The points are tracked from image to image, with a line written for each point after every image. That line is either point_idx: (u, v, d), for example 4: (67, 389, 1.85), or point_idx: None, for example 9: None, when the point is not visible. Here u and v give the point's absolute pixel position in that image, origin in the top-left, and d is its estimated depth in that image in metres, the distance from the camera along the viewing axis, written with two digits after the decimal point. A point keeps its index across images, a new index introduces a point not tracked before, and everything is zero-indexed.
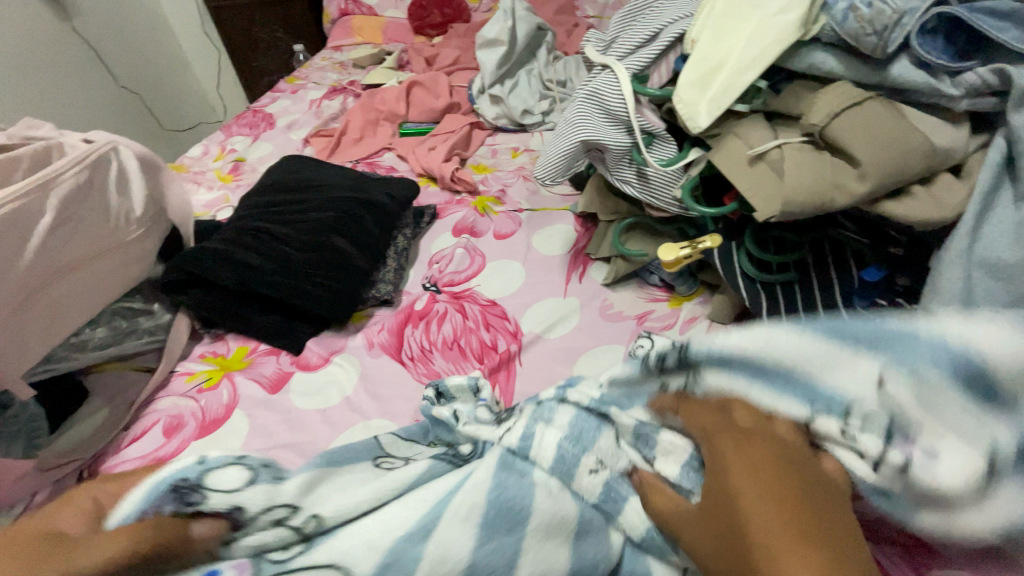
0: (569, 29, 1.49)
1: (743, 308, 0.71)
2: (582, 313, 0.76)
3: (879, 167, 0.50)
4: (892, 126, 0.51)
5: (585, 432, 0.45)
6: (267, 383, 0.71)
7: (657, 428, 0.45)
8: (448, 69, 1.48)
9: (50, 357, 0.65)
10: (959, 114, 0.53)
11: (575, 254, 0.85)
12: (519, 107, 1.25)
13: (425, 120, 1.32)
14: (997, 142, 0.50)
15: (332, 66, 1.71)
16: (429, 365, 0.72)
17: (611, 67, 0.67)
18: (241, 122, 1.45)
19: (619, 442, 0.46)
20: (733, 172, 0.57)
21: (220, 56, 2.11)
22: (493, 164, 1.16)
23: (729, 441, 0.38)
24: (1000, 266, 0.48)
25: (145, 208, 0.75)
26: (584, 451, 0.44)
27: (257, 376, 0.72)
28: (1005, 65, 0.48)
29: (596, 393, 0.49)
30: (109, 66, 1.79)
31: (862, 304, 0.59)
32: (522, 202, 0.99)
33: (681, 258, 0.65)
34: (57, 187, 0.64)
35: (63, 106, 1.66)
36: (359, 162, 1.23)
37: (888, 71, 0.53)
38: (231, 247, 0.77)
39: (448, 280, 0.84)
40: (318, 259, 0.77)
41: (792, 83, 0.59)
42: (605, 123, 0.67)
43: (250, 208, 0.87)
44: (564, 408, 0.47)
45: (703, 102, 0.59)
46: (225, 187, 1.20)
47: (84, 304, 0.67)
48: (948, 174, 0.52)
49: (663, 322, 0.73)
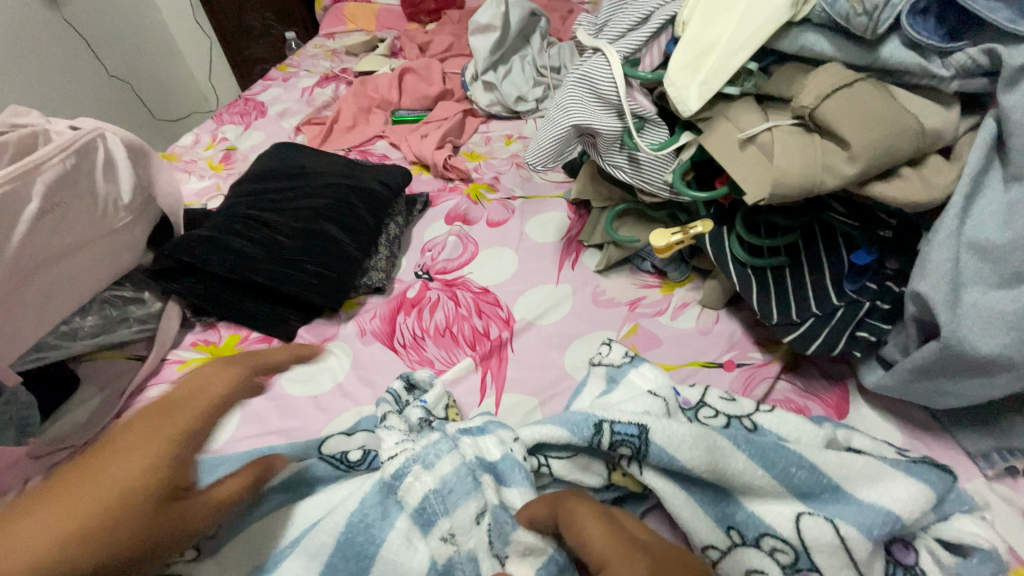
0: (564, 15, 1.48)
1: (734, 294, 0.71)
2: (574, 299, 0.76)
3: (869, 149, 0.49)
4: (883, 108, 0.51)
5: (453, 492, 0.48)
6: None
7: (517, 526, 0.45)
8: (441, 56, 1.47)
9: (41, 346, 0.66)
10: (950, 96, 0.52)
11: (568, 241, 0.85)
12: (512, 94, 1.24)
13: (418, 108, 1.31)
14: (987, 123, 0.50)
15: (325, 53, 1.69)
16: (421, 352, 0.72)
17: (602, 50, 0.67)
18: (233, 111, 1.43)
19: (481, 520, 0.47)
20: (725, 157, 0.57)
21: (212, 44, 2.09)
22: (487, 152, 1.15)
23: (616, 554, 0.37)
24: (987, 248, 0.48)
25: (132, 195, 0.74)
26: (445, 513, 0.47)
27: None
28: (996, 45, 0.48)
29: (495, 452, 0.50)
30: (98, 55, 1.77)
31: (851, 287, 0.59)
32: (515, 190, 0.98)
33: (672, 243, 0.65)
34: (44, 174, 0.64)
35: (52, 96, 1.63)
36: (352, 150, 1.22)
37: (879, 52, 0.53)
38: (222, 234, 0.76)
39: (440, 267, 0.84)
40: (309, 247, 0.77)
41: (784, 65, 0.59)
42: (596, 107, 0.67)
43: (241, 196, 0.86)
44: (449, 458, 0.49)
45: (694, 85, 0.59)
46: (217, 176, 1.19)
47: (73, 291, 0.67)
48: (938, 156, 0.52)
49: (654, 309, 0.73)
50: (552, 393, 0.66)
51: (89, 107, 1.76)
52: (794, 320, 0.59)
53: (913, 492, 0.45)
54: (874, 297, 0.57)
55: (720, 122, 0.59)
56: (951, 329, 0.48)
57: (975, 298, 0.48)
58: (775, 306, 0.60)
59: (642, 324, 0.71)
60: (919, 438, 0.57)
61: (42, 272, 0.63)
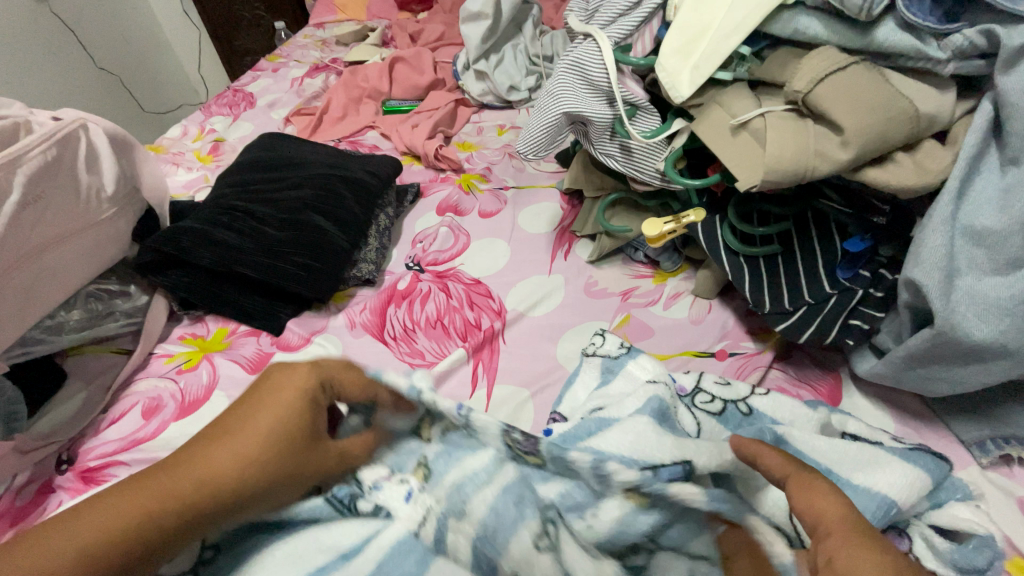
0: (556, 2, 1.46)
1: (727, 283, 0.70)
2: (566, 290, 0.76)
3: (862, 134, 0.49)
4: (876, 92, 0.50)
5: (517, 511, 0.38)
6: (248, 365, 0.70)
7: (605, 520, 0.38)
8: (432, 45, 1.45)
9: (26, 340, 0.65)
10: (945, 79, 0.52)
11: (560, 232, 0.84)
12: (504, 82, 1.22)
13: (409, 97, 1.30)
14: (983, 106, 0.49)
15: (315, 43, 1.66)
16: (413, 345, 0.71)
17: (593, 36, 0.65)
18: (221, 102, 1.41)
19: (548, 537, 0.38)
20: (716, 144, 0.56)
21: (201, 35, 2.05)
22: (479, 142, 1.14)
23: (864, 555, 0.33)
24: (983, 233, 0.47)
25: (116, 186, 0.72)
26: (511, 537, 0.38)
27: (237, 358, 0.71)
28: (992, 26, 0.47)
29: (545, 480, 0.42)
30: (84, 46, 1.73)
31: (845, 276, 0.58)
32: (508, 180, 0.97)
33: (665, 233, 0.64)
34: (24, 165, 0.62)
35: (38, 88, 1.60)
36: (342, 141, 1.21)
37: (873, 34, 0.52)
38: (208, 226, 0.75)
39: (432, 259, 0.83)
40: (297, 239, 0.75)
41: (777, 50, 0.58)
42: (588, 95, 0.65)
43: (228, 188, 0.85)
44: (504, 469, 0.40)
45: (686, 70, 0.58)
46: (205, 168, 1.17)
47: (57, 285, 0.66)
48: (933, 141, 0.52)
49: (647, 299, 0.72)
50: (544, 385, 0.65)
51: (75, 99, 1.72)
52: (788, 309, 0.58)
53: (909, 478, 0.44)
54: (868, 285, 0.57)
55: (712, 108, 0.58)
56: (946, 316, 0.47)
57: (969, 284, 0.47)
58: (768, 295, 0.60)
59: (634, 314, 0.71)
60: (912, 425, 0.57)
61: (24, 267, 0.62)
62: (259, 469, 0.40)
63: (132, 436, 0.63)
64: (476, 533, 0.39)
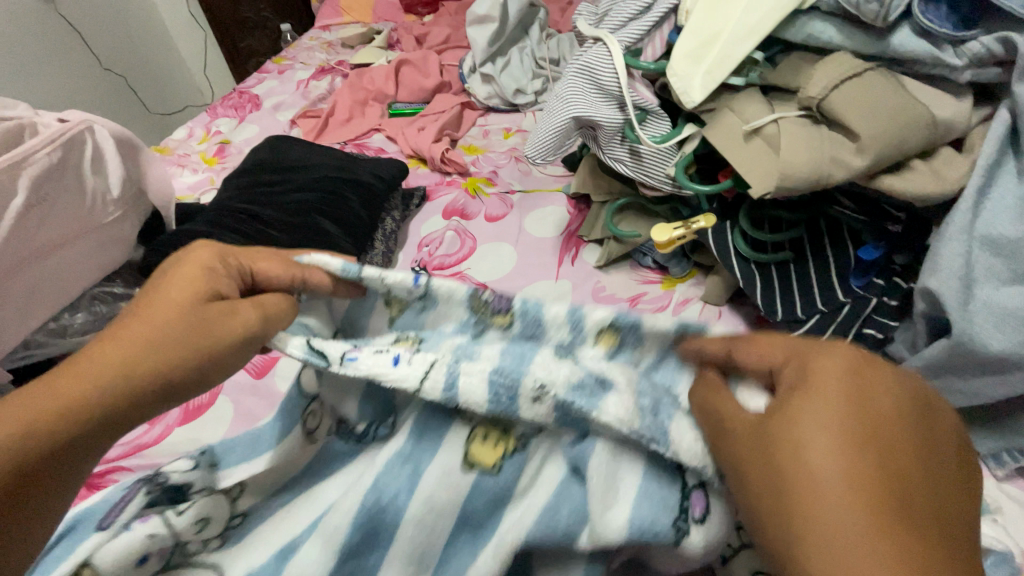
0: (563, 6, 1.45)
1: (737, 291, 0.69)
2: (574, 296, 0.75)
3: (879, 140, 0.48)
4: (893, 98, 0.49)
5: (521, 357, 0.38)
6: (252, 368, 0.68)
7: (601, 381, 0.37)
8: (438, 48, 1.45)
9: (30, 343, 0.64)
10: (962, 86, 0.51)
11: (567, 237, 0.83)
12: (511, 86, 1.21)
13: (415, 100, 1.29)
14: (1000, 114, 0.49)
15: (321, 45, 1.66)
16: None
17: (603, 40, 0.65)
18: (227, 104, 1.41)
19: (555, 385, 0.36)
20: (729, 149, 0.56)
21: (207, 36, 2.05)
22: (485, 145, 1.13)
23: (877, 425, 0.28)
24: (1001, 242, 0.46)
25: (122, 189, 0.72)
26: (521, 374, 0.36)
27: None
28: (1010, 33, 0.46)
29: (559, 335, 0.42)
30: (92, 46, 1.74)
31: (858, 284, 0.57)
32: (514, 184, 0.96)
33: (675, 238, 0.63)
34: (30, 167, 0.61)
35: (45, 89, 1.61)
36: (348, 144, 1.20)
37: (889, 41, 0.51)
38: (214, 230, 0.74)
39: (438, 263, 0.82)
40: (303, 242, 0.75)
41: (790, 55, 0.57)
42: (597, 99, 0.65)
43: (235, 190, 0.84)
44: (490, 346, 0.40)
45: (698, 75, 0.57)
46: (211, 170, 1.17)
47: (61, 286, 0.66)
48: (949, 148, 0.51)
49: (655, 305, 0.72)
50: None
51: (80, 98, 1.72)
52: (799, 317, 0.58)
53: None
54: (880, 293, 0.56)
55: (724, 113, 0.57)
56: (962, 326, 0.46)
57: (986, 294, 0.46)
58: (780, 302, 0.59)
59: None
60: None
61: (27, 269, 0.62)
62: (177, 336, 0.36)
63: (135, 441, 0.60)
64: (493, 368, 0.37)
